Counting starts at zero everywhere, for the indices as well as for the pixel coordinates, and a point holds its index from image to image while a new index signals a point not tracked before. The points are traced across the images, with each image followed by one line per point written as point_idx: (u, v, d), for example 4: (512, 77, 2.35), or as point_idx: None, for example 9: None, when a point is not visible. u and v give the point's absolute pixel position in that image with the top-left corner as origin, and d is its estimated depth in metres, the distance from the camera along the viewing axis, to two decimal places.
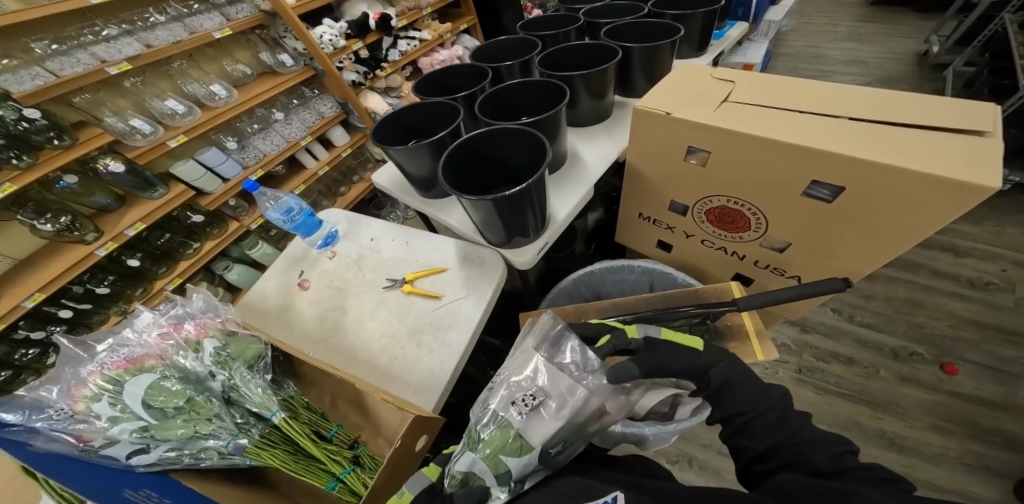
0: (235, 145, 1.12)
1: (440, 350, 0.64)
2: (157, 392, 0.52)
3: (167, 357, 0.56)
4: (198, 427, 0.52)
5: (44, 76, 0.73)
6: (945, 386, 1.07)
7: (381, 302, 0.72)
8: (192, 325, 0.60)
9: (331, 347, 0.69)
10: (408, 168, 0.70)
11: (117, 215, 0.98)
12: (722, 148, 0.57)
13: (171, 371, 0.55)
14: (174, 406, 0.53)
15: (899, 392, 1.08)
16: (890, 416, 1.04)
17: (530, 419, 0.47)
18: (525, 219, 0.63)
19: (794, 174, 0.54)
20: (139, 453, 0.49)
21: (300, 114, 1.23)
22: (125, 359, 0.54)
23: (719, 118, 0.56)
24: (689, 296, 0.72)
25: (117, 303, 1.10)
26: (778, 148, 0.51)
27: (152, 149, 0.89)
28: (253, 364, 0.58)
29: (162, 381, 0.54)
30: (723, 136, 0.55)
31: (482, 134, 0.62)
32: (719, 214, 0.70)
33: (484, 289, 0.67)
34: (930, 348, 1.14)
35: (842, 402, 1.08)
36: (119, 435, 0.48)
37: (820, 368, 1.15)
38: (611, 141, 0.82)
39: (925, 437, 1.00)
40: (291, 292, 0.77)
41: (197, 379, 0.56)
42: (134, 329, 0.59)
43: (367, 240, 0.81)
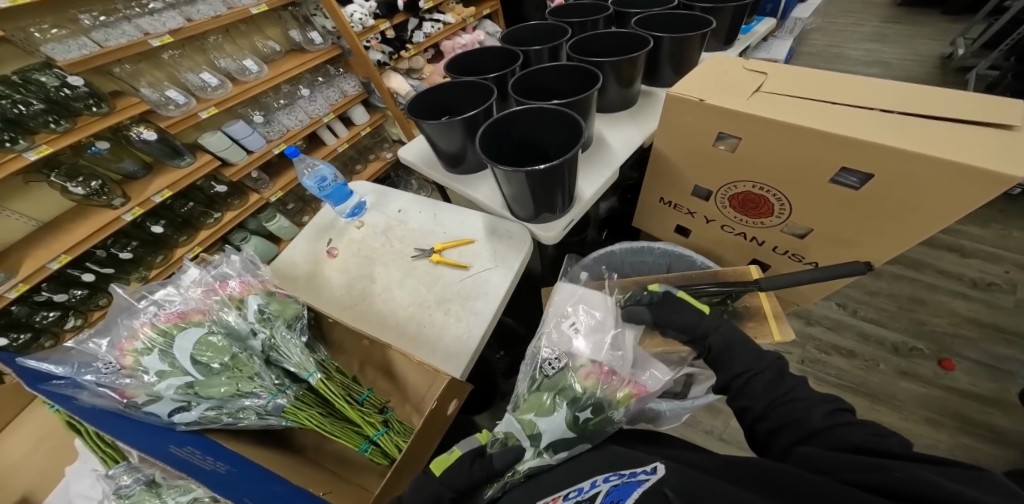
0: (261, 119, 1.13)
1: (469, 318, 0.67)
2: (205, 347, 0.54)
3: (211, 313, 0.58)
4: (241, 386, 0.54)
5: (90, 46, 0.74)
6: (941, 381, 1.11)
7: (409, 271, 0.74)
8: (236, 283, 0.61)
9: (359, 313, 0.72)
10: (439, 144, 0.73)
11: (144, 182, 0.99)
12: (754, 134, 0.59)
13: (215, 327, 0.57)
14: (219, 363, 0.54)
15: (897, 386, 1.11)
16: (886, 408, 1.08)
17: (555, 378, 0.53)
18: (554, 196, 0.66)
19: (823, 162, 0.56)
20: (182, 410, 0.52)
21: (323, 92, 1.24)
22: (175, 313, 0.56)
23: (756, 106, 0.57)
24: (708, 277, 0.75)
25: (138, 269, 1.11)
26: (808, 137, 0.53)
27: (183, 120, 0.89)
28: (292, 323, 0.59)
29: (208, 336, 0.55)
30: (757, 125, 0.57)
31: (516, 112, 0.64)
32: (742, 200, 0.72)
33: (511, 262, 0.70)
34: (929, 344, 1.17)
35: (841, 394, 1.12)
36: (165, 391, 0.51)
37: (821, 360, 1.18)
38: (637, 127, 0.84)
39: (918, 430, 1.04)
40: (320, 259, 0.79)
41: (239, 335, 0.57)
42: (179, 286, 0.60)
43: (394, 211, 0.82)
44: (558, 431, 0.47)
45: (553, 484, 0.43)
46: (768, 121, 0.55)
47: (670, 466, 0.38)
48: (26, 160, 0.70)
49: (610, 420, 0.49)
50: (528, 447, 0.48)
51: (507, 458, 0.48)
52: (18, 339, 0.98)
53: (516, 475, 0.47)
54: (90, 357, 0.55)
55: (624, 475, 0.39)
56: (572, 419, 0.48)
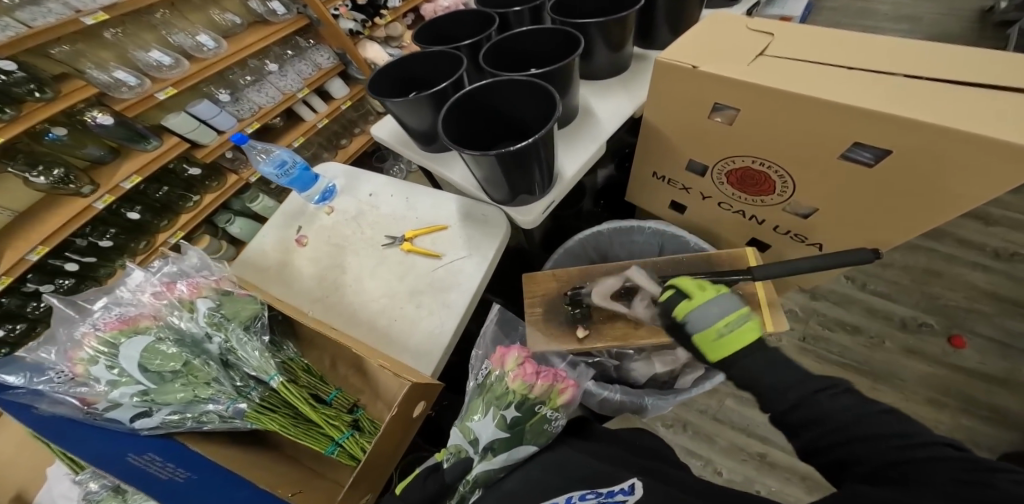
0: (228, 98, 1.06)
1: (442, 311, 0.64)
2: (153, 354, 0.53)
3: (161, 317, 0.55)
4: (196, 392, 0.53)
5: (13, 27, 0.67)
6: (949, 359, 1.07)
7: (381, 261, 0.70)
8: (184, 284, 0.57)
9: (332, 305, 0.70)
10: (408, 122, 0.67)
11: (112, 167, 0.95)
12: (754, 105, 0.52)
13: (166, 332, 0.55)
14: (172, 369, 0.53)
15: (901, 364, 1.08)
16: (888, 388, 1.05)
17: (483, 383, 0.56)
18: (531, 178, 0.60)
19: (834, 136, 0.48)
20: (143, 416, 0.52)
21: (295, 66, 1.16)
22: (119, 320, 0.54)
23: (754, 73, 0.50)
24: (702, 263, 0.69)
25: (121, 256, 1.09)
26: (815, 110, 0.46)
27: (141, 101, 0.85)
28: (249, 325, 0.57)
29: (158, 344, 0.53)
30: (756, 95, 0.50)
31: (486, 87, 0.57)
32: (740, 177, 0.66)
33: (486, 251, 0.65)
34: (940, 319, 1.12)
35: (842, 372, 1.09)
36: (121, 398, 0.51)
37: (824, 337, 1.14)
38: (626, 95, 0.76)
39: (919, 410, 1.02)
40: (290, 249, 0.75)
41: (195, 338, 0.56)
42: (127, 289, 0.58)
43: (365, 195, 0.76)
44: (490, 435, 0.49)
45: (525, 495, 0.42)
46: (768, 92, 0.48)
47: (647, 485, 0.38)
48: None
49: (542, 417, 0.49)
50: (472, 455, 0.49)
51: (456, 470, 0.48)
52: (14, 329, 0.97)
53: (468, 484, 0.47)
54: (45, 366, 0.54)
55: (601, 495, 0.39)
56: (501, 420, 0.49)
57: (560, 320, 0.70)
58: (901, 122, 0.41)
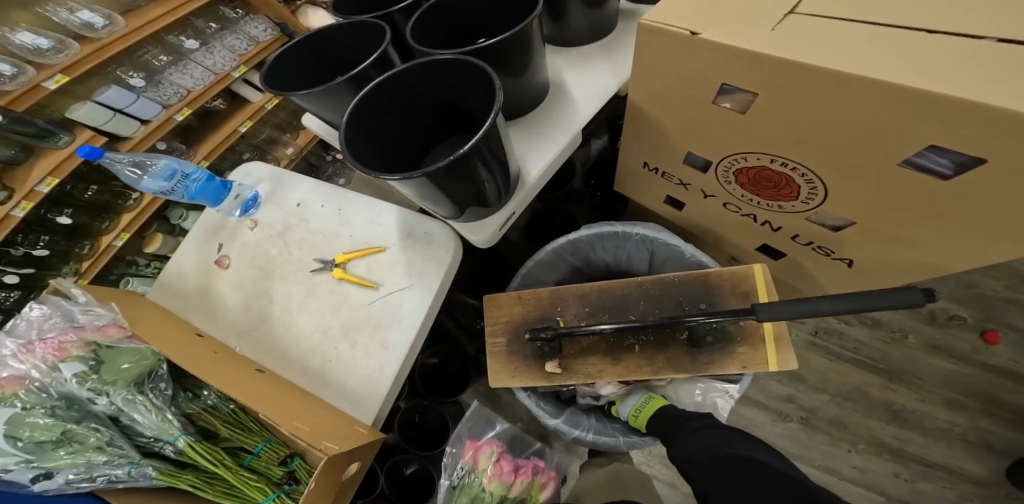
0: (142, 83, 0.91)
1: (379, 353, 0.55)
2: (22, 426, 0.47)
3: (29, 380, 0.50)
4: (90, 456, 0.48)
5: None
6: (977, 357, 0.95)
7: (312, 288, 0.60)
8: (47, 344, 0.51)
9: (260, 338, 0.61)
10: (325, 116, 0.53)
11: (23, 171, 0.76)
12: (780, 91, 0.35)
13: (35, 399, 0.50)
14: (49, 439, 0.48)
15: (923, 362, 0.96)
16: (904, 389, 0.95)
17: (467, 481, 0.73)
18: (478, 192, 0.48)
19: (899, 139, 0.32)
20: (42, 479, 0.47)
21: (226, 41, 1.00)
22: None
23: (786, 42, 0.32)
24: (697, 285, 0.58)
25: (67, 262, 0.98)
26: (876, 107, 0.30)
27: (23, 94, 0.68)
28: (137, 382, 0.52)
29: (27, 415, 0.48)
30: (785, 79, 0.33)
31: (407, 72, 0.43)
32: (754, 177, 0.51)
33: (430, 279, 0.54)
34: (974, 311, 0.98)
35: (852, 370, 0.98)
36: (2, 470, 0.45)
37: (838, 331, 1.01)
38: (608, 68, 0.59)
39: (933, 411, 0.93)
40: (210, 272, 0.64)
41: (76, 399, 0.52)
42: None
43: (291, 205, 0.63)
44: None
45: None
46: (805, 76, 0.31)
47: None
48: None
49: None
50: None
51: None
52: None
53: None
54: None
55: None
56: None
57: (526, 353, 0.61)
58: (1016, 141, 0.26)
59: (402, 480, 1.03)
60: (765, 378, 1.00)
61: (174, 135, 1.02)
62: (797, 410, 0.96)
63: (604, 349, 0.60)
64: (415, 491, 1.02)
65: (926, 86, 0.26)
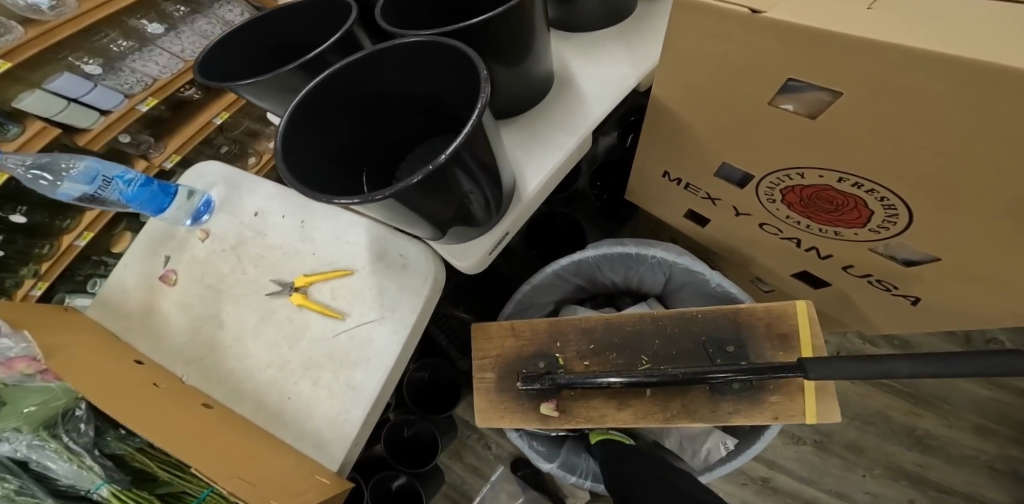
0: (99, 69, 0.80)
1: (345, 395, 0.47)
2: None
3: None
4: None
5: None
6: (1014, 382, 0.82)
7: (268, 315, 0.51)
8: None
9: (209, 370, 0.52)
10: (277, 110, 0.43)
11: None
12: (876, 93, 0.25)
13: None
14: None
15: (955, 387, 0.83)
16: (929, 413, 0.82)
17: None
18: (462, 209, 0.38)
19: None
20: None
21: (196, 25, 0.92)
22: None
23: (900, 23, 0.22)
24: (725, 323, 0.48)
25: (27, 263, 0.90)
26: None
27: None
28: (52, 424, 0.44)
29: None
30: (892, 77, 0.23)
31: (369, 58, 0.33)
32: (807, 197, 0.41)
33: (405, 311, 0.45)
34: (1015, 333, 0.85)
35: (876, 392, 0.85)
36: None
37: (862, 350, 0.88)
38: (625, 58, 0.49)
39: (959, 437, 0.81)
40: (155, 289, 0.56)
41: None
42: None
43: (247, 214, 0.54)
44: None
45: None
46: (932, 74, 0.21)
47: None
48: None
49: None
50: None
51: None
52: None
53: None
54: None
55: None
56: None
57: (519, 393, 0.52)
58: None
59: (388, 494, 0.95)
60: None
61: (142, 126, 0.92)
62: (811, 433, 0.84)
63: (613, 392, 0.50)
64: None
65: None
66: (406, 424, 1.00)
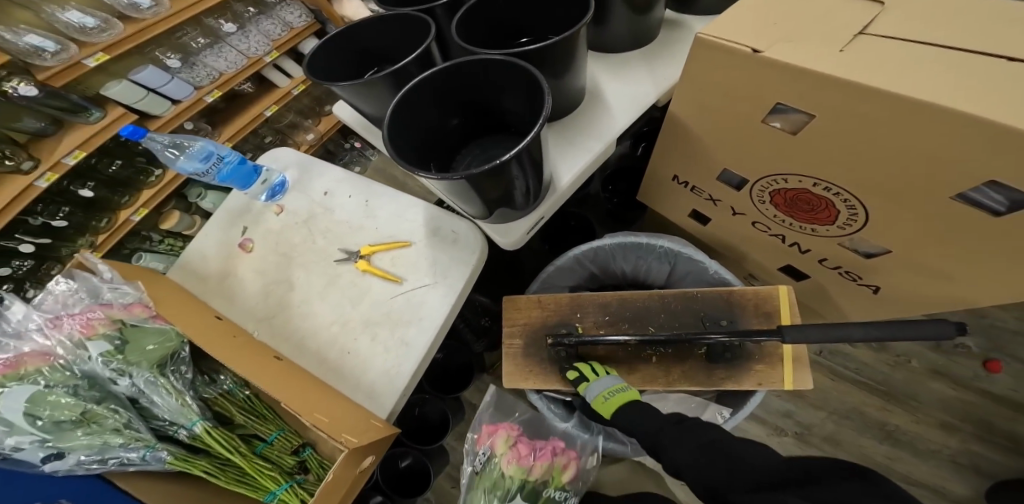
0: (179, 63, 0.90)
1: (398, 350, 0.55)
2: (42, 405, 0.49)
3: (54, 356, 0.53)
4: (106, 438, 0.51)
5: None
6: (978, 384, 0.91)
7: (334, 279, 0.60)
8: (76, 322, 0.53)
9: (277, 327, 0.60)
10: (362, 107, 0.52)
11: (51, 142, 0.75)
12: (840, 115, 0.34)
13: (57, 378, 0.52)
14: (69, 418, 0.50)
15: (924, 387, 0.92)
16: (900, 410, 0.91)
17: None
18: (512, 193, 0.48)
19: (956, 168, 0.32)
20: (54, 459, 0.48)
21: (261, 26, 1.00)
22: (2, 364, 0.51)
23: (857, 66, 0.32)
24: (720, 302, 0.58)
25: (82, 235, 0.97)
26: (945, 136, 0.29)
27: (68, 70, 0.67)
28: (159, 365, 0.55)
29: (46, 394, 0.50)
30: (851, 103, 0.32)
31: (454, 69, 0.43)
32: (790, 198, 0.51)
33: (454, 279, 0.55)
34: (980, 340, 0.93)
35: (853, 390, 0.93)
36: (18, 447, 0.47)
37: (844, 351, 0.97)
38: (648, 77, 0.58)
39: (925, 432, 0.89)
40: (232, 255, 0.65)
41: (96, 379, 0.55)
42: (11, 322, 0.55)
43: (318, 194, 0.65)
44: None
45: None
46: (874, 101, 0.30)
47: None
48: None
49: None
50: None
51: None
52: None
53: None
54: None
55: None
56: None
57: (542, 357, 0.61)
58: None
59: (396, 474, 1.02)
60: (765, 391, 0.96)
61: (200, 116, 1.02)
62: (792, 425, 0.92)
63: (621, 358, 0.59)
64: (410, 484, 1.01)
65: (996, 114, 0.25)
66: (418, 404, 1.07)
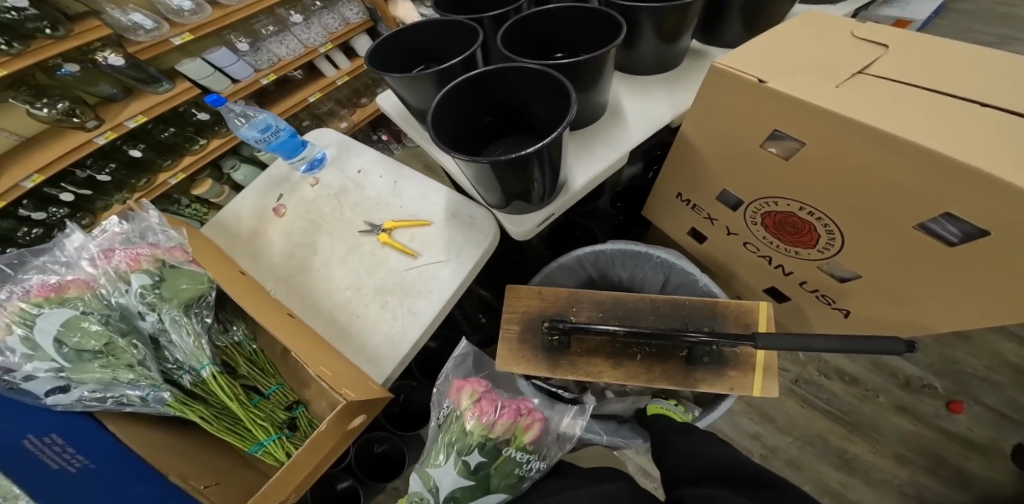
0: (247, 47, 0.99)
1: (405, 318, 0.59)
2: (72, 330, 0.54)
3: (93, 287, 0.59)
4: (117, 374, 0.53)
5: None
6: (938, 422, 0.93)
7: (355, 248, 0.66)
8: (125, 255, 0.59)
9: (295, 287, 0.64)
10: (407, 98, 0.59)
11: (117, 107, 0.85)
12: (826, 142, 0.39)
13: (91, 307, 0.57)
14: (91, 348, 0.54)
15: (887, 420, 0.94)
16: (860, 439, 0.93)
17: None
18: (529, 185, 0.52)
19: (916, 195, 0.37)
20: (59, 392, 0.52)
21: (322, 19, 1.10)
22: (50, 287, 0.56)
23: (844, 101, 0.37)
24: (705, 311, 0.63)
25: (120, 192, 1.05)
26: (908, 165, 0.34)
27: (156, 46, 0.78)
28: (187, 306, 0.59)
29: (80, 320, 0.55)
30: (836, 132, 0.37)
31: (494, 72, 0.50)
32: (778, 221, 0.56)
33: (466, 258, 0.60)
34: (947, 383, 0.96)
35: (819, 418, 0.96)
36: (37, 372, 0.51)
37: (817, 382, 0.99)
38: (665, 99, 0.65)
39: (880, 462, 0.91)
40: (265, 217, 0.70)
41: (126, 313, 0.60)
42: (66, 252, 0.62)
43: (353, 171, 0.72)
44: None
45: None
46: (854, 130, 0.35)
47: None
48: None
49: None
50: None
51: None
52: None
53: None
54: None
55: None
56: None
57: (537, 343, 0.65)
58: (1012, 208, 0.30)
59: (370, 458, 1.03)
60: (737, 412, 0.99)
61: (250, 96, 1.11)
62: (758, 446, 0.94)
63: (609, 352, 0.63)
64: (382, 469, 1.03)
65: (946, 149, 0.30)
66: (403, 390, 1.10)
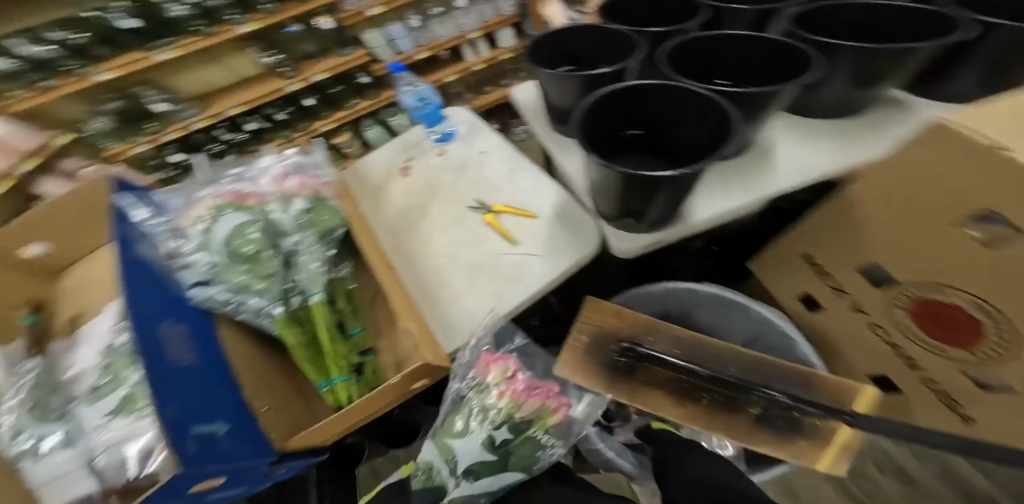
0: (416, 24, 1.15)
1: (490, 298, 0.62)
2: (240, 232, 0.61)
3: (264, 203, 0.66)
4: (254, 282, 0.60)
5: None
6: None
7: (460, 221, 0.70)
8: (295, 181, 0.69)
9: (400, 241, 0.70)
10: (548, 94, 0.61)
11: (312, 62, 1.06)
12: None
13: (258, 217, 0.64)
14: (245, 252, 0.61)
15: None
16: None
17: None
18: (645, 207, 0.51)
19: None
20: (201, 285, 0.59)
21: (480, 8, 1.21)
22: (235, 194, 0.66)
23: None
24: (797, 377, 0.56)
25: (285, 130, 1.21)
26: None
27: (356, 15, 1.01)
28: (323, 235, 0.65)
29: (248, 225, 0.62)
30: None
31: (656, 86, 0.48)
32: (936, 317, 0.47)
33: (561, 260, 0.61)
34: None
35: None
36: (200, 262, 0.60)
37: None
38: (829, 152, 0.58)
39: None
40: (392, 174, 0.78)
41: (275, 228, 0.65)
42: (255, 171, 0.73)
43: (476, 151, 0.77)
44: None
45: None
46: None
47: None
48: (241, 31, 0.85)
49: None
50: None
51: None
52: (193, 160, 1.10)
53: None
54: (163, 204, 0.67)
55: None
56: None
57: (601, 362, 0.61)
58: None
59: None
60: None
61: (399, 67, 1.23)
62: None
63: (674, 391, 0.58)
64: None
65: None
66: None
